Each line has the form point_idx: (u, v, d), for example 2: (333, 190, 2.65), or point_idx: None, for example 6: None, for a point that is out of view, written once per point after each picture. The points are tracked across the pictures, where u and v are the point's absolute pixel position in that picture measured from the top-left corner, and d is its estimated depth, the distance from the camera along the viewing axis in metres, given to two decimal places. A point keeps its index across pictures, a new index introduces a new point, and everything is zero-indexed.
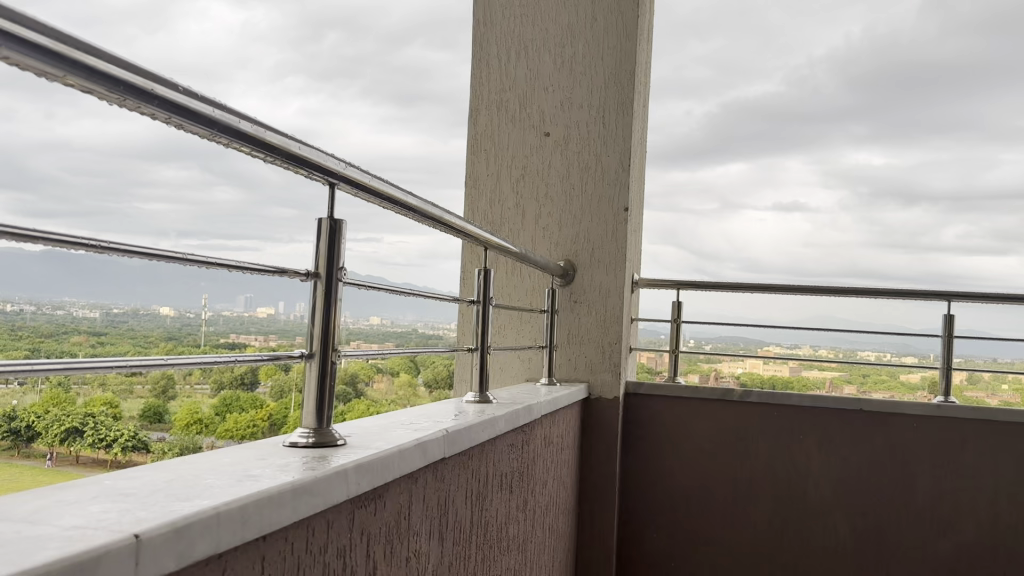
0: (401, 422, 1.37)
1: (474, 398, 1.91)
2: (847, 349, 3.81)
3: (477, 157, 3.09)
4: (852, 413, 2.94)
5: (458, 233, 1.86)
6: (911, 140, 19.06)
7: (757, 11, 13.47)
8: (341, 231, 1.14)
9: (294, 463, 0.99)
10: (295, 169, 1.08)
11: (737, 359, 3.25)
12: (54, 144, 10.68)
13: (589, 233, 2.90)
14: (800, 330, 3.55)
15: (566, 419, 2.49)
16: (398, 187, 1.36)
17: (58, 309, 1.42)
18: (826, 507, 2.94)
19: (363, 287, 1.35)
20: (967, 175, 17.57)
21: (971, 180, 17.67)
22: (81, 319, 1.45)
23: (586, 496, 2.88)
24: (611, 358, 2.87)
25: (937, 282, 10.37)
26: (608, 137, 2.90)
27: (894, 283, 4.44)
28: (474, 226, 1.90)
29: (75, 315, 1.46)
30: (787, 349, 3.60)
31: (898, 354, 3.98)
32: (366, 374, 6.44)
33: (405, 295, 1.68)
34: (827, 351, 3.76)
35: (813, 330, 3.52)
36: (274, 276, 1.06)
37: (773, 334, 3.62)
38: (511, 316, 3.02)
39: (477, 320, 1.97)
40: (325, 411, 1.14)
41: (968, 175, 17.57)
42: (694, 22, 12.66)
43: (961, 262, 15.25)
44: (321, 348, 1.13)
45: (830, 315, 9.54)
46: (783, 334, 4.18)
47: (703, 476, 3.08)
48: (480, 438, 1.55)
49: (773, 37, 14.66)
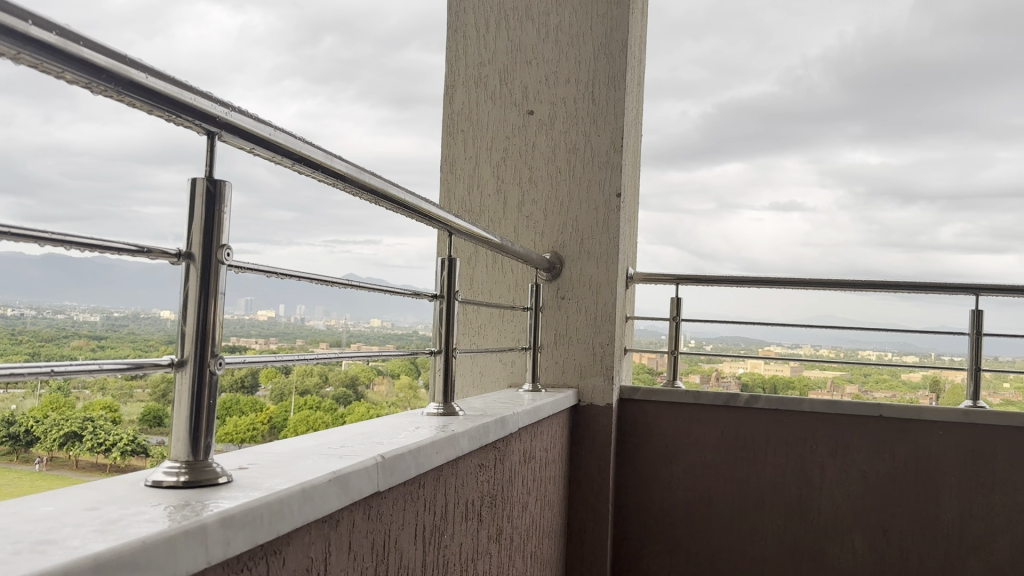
0: (322, 451, 1.09)
1: (438, 410, 1.63)
2: (850, 349, 3.54)
3: (453, 140, 2.81)
4: (871, 420, 2.64)
5: (423, 219, 1.58)
6: (907, 140, 18.95)
7: (752, 11, 13.32)
8: (224, 192, 0.87)
9: (144, 514, 0.72)
10: (147, 109, 0.80)
11: (738, 359, 2.98)
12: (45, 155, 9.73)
13: (578, 222, 2.62)
14: (803, 327, 3.25)
15: (551, 431, 2.19)
16: (320, 149, 1.08)
17: (58, 313, 1.16)
18: (843, 525, 2.65)
19: (276, 277, 1.07)
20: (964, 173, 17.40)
21: (968, 179, 17.52)
22: (82, 326, 1.17)
23: (576, 517, 2.58)
24: (604, 361, 2.58)
25: (936, 282, 10.19)
26: (597, 117, 2.61)
27: (897, 282, 4.23)
28: (443, 212, 1.62)
29: (76, 319, 1.18)
30: (788, 348, 3.30)
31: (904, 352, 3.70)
32: (367, 375, 6.17)
33: (360, 289, 1.40)
34: (830, 350, 3.48)
35: (817, 326, 3.23)
36: (130, 256, 0.78)
37: (773, 332, 3.33)
38: (490, 314, 2.73)
39: (441, 318, 1.68)
40: (202, 438, 0.86)
41: (964, 173, 17.40)
42: (691, 23, 12.47)
43: (962, 260, 15.06)
44: (195, 355, 0.85)
45: (825, 311, 9.41)
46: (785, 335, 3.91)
47: (706, 489, 2.78)
48: (435, 462, 1.26)
49: (767, 36, 14.51)
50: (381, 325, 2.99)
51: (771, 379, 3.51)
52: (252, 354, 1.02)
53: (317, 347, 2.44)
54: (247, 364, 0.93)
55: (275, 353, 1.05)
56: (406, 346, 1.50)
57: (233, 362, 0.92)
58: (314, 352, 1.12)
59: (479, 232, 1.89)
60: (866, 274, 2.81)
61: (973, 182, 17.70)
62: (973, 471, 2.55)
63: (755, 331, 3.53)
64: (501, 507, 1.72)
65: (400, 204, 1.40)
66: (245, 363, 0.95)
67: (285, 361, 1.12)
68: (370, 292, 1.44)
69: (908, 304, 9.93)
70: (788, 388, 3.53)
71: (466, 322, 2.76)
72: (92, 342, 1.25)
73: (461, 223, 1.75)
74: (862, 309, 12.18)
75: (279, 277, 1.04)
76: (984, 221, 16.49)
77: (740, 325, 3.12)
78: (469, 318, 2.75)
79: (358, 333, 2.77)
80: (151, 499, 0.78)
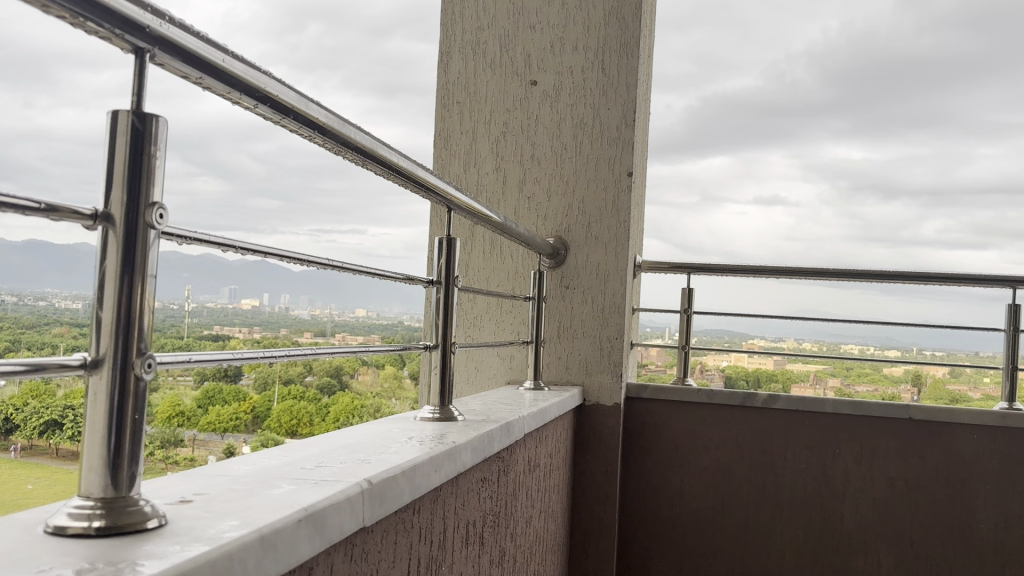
0: (290, 473, 0.86)
1: (432, 415, 1.40)
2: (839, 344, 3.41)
3: (449, 111, 2.57)
4: (899, 422, 2.44)
5: (419, 189, 1.35)
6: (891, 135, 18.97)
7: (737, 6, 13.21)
8: (158, 128, 0.64)
9: None
10: (43, 8, 0.56)
11: (739, 352, 2.81)
12: None
13: (584, 204, 2.41)
14: (795, 320, 3.10)
15: (556, 434, 1.97)
16: (291, 90, 0.85)
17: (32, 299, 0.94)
18: (867, 537, 2.45)
19: (236, 253, 0.84)
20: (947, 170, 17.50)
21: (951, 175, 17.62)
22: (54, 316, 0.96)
23: (580, 529, 2.37)
24: (612, 357, 2.36)
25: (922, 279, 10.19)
26: (608, 89, 2.40)
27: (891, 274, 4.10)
28: (442, 184, 1.40)
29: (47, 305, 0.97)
30: (774, 341, 3.15)
31: (897, 349, 3.56)
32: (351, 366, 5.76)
33: (348, 272, 1.17)
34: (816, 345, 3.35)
35: (813, 319, 3.08)
36: (29, 212, 0.55)
37: (761, 324, 3.17)
38: (488, 304, 2.51)
39: (437, 308, 1.44)
40: (126, 467, 0.63)
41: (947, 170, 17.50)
42: (677, 17, 12.35)
43: (944, 256, 15.13)
44: (116, 352, 0.62)
45: (811, 304, 9.41)
46: (772, 328, 3.75)
47: (719, 498, 2.58)
48: (433, 481, 1.03)
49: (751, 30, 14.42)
50: (369, 313, 2.73)
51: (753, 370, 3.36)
52: (211, 355, 0.80)
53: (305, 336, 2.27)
54: (198, 364, 0.71)
55: (252, 350, 0.83)
56: (402, 343, 1.28)
57: (178, 360, 0.69)
58: (302, 347, 0.91)
59: (479, 209, 1.66)
60: (883, 266, 2.64)
61: (957, 178, 17.73)
62: (1009, 476, 2.35)
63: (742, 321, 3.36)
64: (504, 528, 1.50)
65: (392, 170, 1.18)
66: (199, 362, 0.72)
67: (249, 360, 0.89)
68: (359, 276, 1.21)
69: (894, 298, 9.88)
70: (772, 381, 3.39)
71: (464, 313, 2.53)
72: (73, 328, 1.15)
73: (465, 200, 1.53)
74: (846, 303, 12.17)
75: (241, 250, 0.81)
76: (965, 218, 16.54)
77: (738, 316, 2.94)
78: (466, 308, 2.53)
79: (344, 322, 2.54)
80: (37, 560, 0.54)
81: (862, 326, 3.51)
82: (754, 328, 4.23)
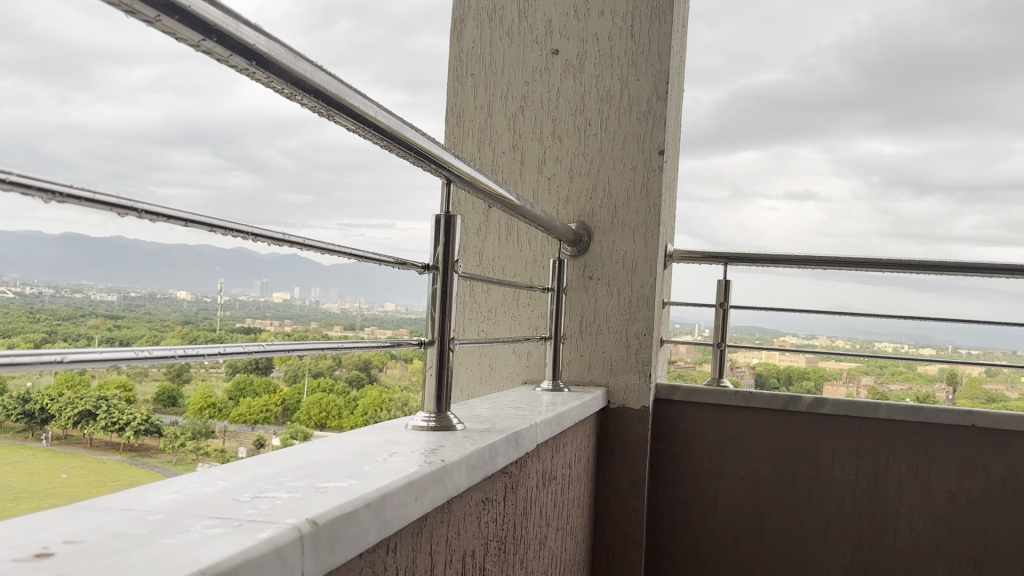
0: (209, 510, 0.66)
1: (427, 423, 1.20)
2: (874, 341, 3.18)
3: (462, 86, 2.37)
4: (961, 431, 2.19)
5: (419, 162, 1.13)
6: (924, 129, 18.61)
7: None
8: None
9: None
10: None
11: (773, 350, 2.56)
12: (67, 129, 9.68)
13: (611, 185, 2.19)
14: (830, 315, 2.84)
15: (575, 440, 1.76)
16: (219, 9, 0.62)
17: None
18: (923, 557, 2.20)
19: (152, 220, 0.62)
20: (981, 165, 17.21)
21: (985, 170, 17.33)
22: None
23: (602, 546, 2.15)
24: (639, 355, 2.15)
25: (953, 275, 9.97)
26: (638, 57, 2.19)
27: (932, 266, 3.86)
28: (449, 154, 1.18)
29: None
30: (806, 337, 2.91)
31: (935, 348, 3.33)
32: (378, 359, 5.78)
33: (329, 255, 0.96)
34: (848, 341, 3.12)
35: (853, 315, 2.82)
36: None
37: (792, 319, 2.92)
38: (502, 295, 2.31)
39: (434, 300, 1.22)
40: None
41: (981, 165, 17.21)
42: (705, 11, 12.25)
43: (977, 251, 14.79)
44: None
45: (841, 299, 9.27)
46: (798, 322, 3.55)
47: (757, 512, 2.35)
48: (411, 515, 0.82)
49: (780, 25, 14.24)
50: (390, 309, 2.73)
51: (783, 370, 3.14)
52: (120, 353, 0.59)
53: (331, 333, 2.57)
54: (68, 364, 0.50)
55: (185, 350, 0.64)
56: (394, 343, 1.06)
57: (45, 361, 0.47)
58: (252, 351, 0.71)
59: (492, 187, 1.44)
60: (936, 258, 2.39)
61: (993, 173, 17.27)
62: None
63: (772, 316, 3.14)
64: (511, 554, 1.29)
65: (386, 136, 0.97)
66: (77, 364, 0.51)
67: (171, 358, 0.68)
68: (344, 261, 0.98)
69: (928, 295, 9.66)
70: (799, 382, 3.18)
71: (475, 305, 2.33)
72: (109, 322, 1.48)
73: (478, 178, 1.31)
74: (873, 300, 11.91)
75: (141, 214, 0.57)
76: (1000, 213, 16.07)
77: (774, 310, 2.69)
78: (479, 300, 2.33)
79: (372, 318, 2.74)
80: None
81: (898, 323, 3.29)
82: (783, 324, 4.05)
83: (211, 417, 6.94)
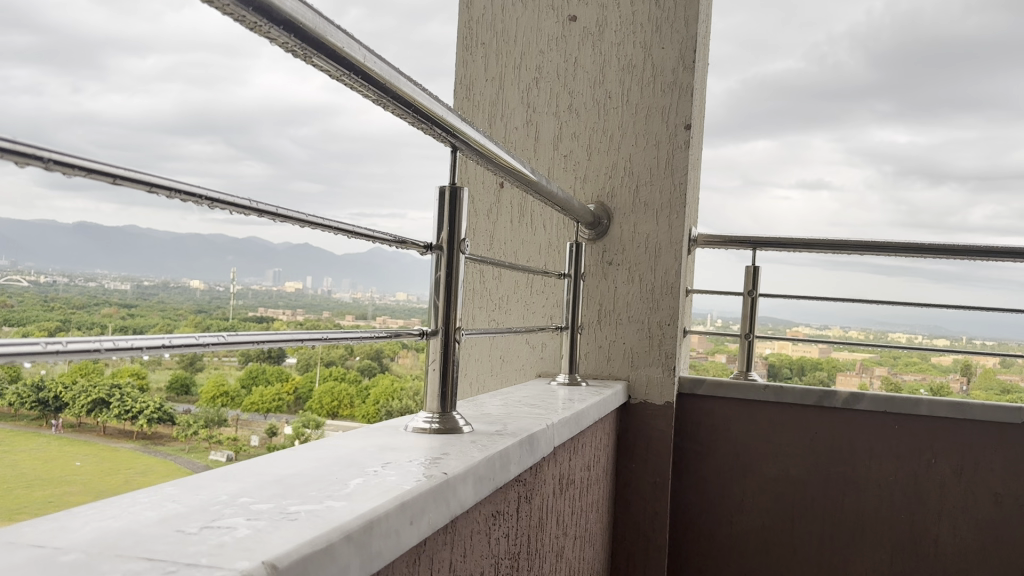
0: (140, 546, 0.51)
1: (429, 424, 1.05)
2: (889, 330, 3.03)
3: (471, 56, 2.22)
4: (1010, 428, 2.03)
5: (424, 126, 0.98)
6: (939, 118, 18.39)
7: None
8: None
9: None
10: None
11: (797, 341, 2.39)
12: (82, 117, 9.71)
13: (632, 162, 2.04)
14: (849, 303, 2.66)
15: (594, 439, 1.62)
16: None
17: None
18: (968, 564, 2.05)
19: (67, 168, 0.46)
20: (996, 153, 16.96)
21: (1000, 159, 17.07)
22: None
23: (621, 550, 2.00)
24: (662, 347, 2.00)
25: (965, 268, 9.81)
26: (662, 24, 2.02)
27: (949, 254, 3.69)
28: (459, 119, 1.03)
29: None
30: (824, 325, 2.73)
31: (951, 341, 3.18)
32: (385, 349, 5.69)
33: (320, 230, 0.80)
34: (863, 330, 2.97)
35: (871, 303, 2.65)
36: None
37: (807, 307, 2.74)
38: (516, 280, 2.16)
39: (438, 281, 1.07)
40: None
41: (996, 153, 16.96)
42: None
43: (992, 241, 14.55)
44: None
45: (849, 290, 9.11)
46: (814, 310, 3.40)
47: (787, 513, 2.20)
48: (405, 543, 0.67)
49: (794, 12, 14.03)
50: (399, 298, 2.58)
51: (799, 361, 2.97)
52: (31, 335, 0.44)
53: (344, 321, 2.47)
54: None
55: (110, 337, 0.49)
56: (393, 333, 0.91)
57: None
58: (208, 344, 0.56)
59: (505, 158, 1.28)
60: (976, 242, 2.22)
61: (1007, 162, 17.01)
62: None
63: (786, 304, 2.97)
64: (526, 569, 1.15)
65: (378, 83, 0.81)
66: None
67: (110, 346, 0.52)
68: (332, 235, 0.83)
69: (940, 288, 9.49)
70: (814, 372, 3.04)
71: (485, 292, 2.19)
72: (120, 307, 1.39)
73: (489, 146, 1.15)
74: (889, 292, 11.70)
75: (48, 160, 0.42)
76: (1014, 203, 15.81)
77: (794, 298, 2.51)
78: (489, 287, 2.18)
79: (384, 307, 2.64)
80: None
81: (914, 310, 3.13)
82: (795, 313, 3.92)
83: (221, 406, 6.78)
